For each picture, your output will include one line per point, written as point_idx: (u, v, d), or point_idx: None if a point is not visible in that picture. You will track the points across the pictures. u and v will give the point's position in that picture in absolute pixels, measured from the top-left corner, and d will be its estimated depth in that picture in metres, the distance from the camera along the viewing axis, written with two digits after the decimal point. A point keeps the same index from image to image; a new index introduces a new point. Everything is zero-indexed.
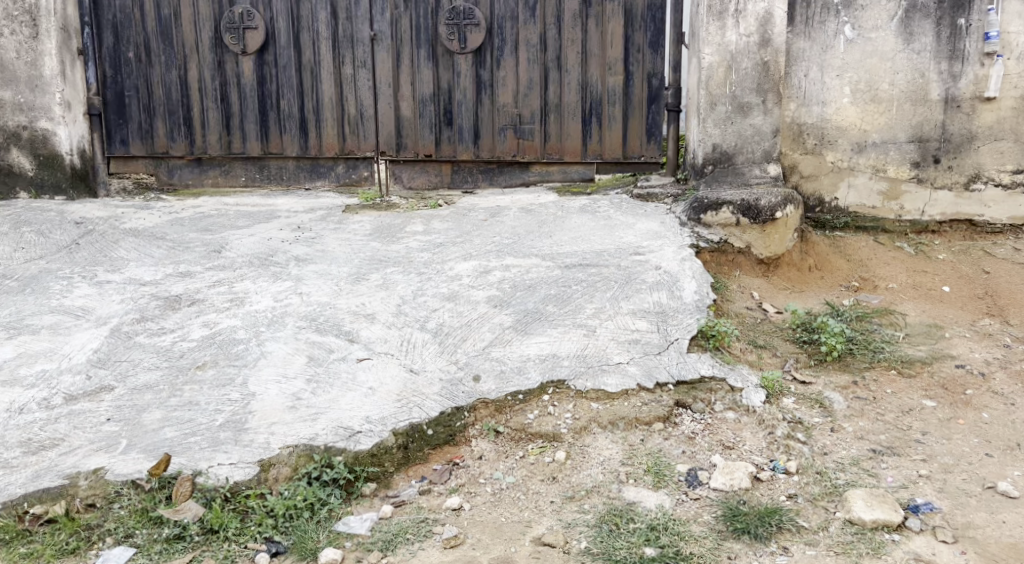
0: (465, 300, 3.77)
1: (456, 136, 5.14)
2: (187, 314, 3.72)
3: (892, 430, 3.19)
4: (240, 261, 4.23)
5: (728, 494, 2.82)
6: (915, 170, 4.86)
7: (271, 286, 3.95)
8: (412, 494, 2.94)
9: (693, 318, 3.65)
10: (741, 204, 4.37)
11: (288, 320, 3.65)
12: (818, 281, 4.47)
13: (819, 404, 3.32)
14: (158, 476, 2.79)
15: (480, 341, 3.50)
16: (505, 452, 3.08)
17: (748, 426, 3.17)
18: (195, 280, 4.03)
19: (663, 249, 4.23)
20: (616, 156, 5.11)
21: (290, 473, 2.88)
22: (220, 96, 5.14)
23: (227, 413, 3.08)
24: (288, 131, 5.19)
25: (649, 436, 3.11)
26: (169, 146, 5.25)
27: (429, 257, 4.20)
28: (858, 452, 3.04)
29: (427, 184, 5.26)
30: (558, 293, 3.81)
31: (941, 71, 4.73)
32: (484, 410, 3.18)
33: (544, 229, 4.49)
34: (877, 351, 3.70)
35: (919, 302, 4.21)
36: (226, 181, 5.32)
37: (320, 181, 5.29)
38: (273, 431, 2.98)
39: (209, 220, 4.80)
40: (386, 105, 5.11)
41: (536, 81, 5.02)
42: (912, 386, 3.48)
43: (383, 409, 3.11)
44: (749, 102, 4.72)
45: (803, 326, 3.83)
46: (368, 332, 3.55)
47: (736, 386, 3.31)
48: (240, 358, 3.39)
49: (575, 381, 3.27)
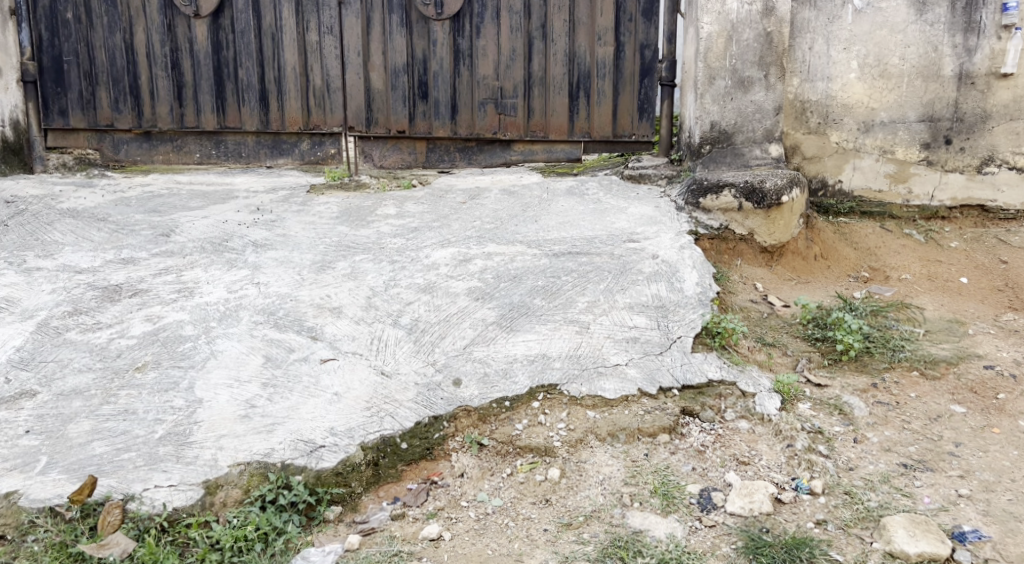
0: (444, 292, 3.37)
1: (432, 111, 4.72)
2: (127, 307, 3.28)
3: (922, 441, 2.85)
4: (190, 246, 3.80)
5: (747, 520, 2.46)
6: (925, 151, 4.53)
7: (225, 275, 3.53)
8: (383, 520, 2.55)
9: (696, 314, 3.30)
10: (743, 187, 4.01)
11: (243, 314, 3.23)
12: (825, 271, 4.12)
13: (838, 410, 2.99)
14: (80, 503, 2.38)
15: (460, 340, 3.11)
16: (489, 470, 2.70)
17: (763, 438, 2.80)
18: (138, 267, 3.59)
19: (659, 236, 3.86)
20: (605, 134, 4.74)
21: (240, 496, 2.49)
22: (171, 64, 4.67)
23: (167, 424, 2.66)
24: (246, 102, 4.73)
25: (653, 450, 2.74)
26: (114, 118, 4.77)
27: (403, 243, 3.79)
28: (887, 468, 2.69)
29: (400, 163, 4.84)
30: (546, 285, 3.42)
31: (955, 45, 4.39)
32: (466, 420, 2.80)
33: (529, 213, 4.10)
34: (897, 350, 3.35)
35: (936, 295, 3.87)
36: (179, 157, 4.87)
37: (282, 158, 4.86)
38: (222, 446, 2.58)
39: (158, 201, 4.35)
40: (355, 76, 4.67)
41: (519, 51, 4.61)
42: (937, 390, 3.15)
43: (351, 420, 2.72)
44: (750, 77, 4.36)
45: (815, 322, 3.50)
46: (334, 329, 3.15)
47: (748, 391, 2.96)
48: (186, 359, 2.96)
49: (569, 386, 2.90)
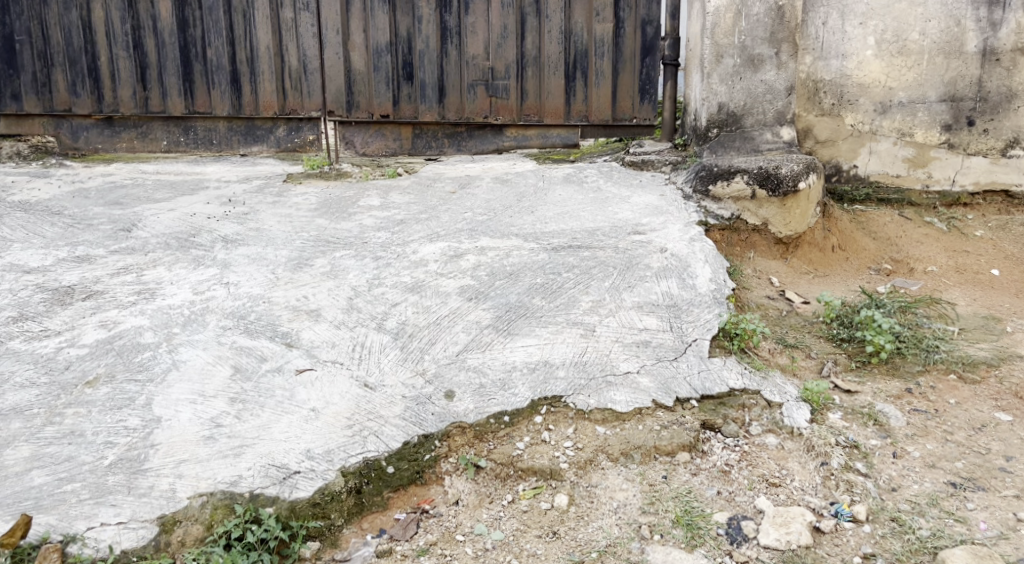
0: (434, 292, 3.05)
1: (418, 94, 4.38)
2: (79, 311, 2.94)
3: (969, 455, 2.55)
4: (153, 242, 3.45)
5: (784, 555, 2.18)
6: (946, 134, 4.23)
7: (190, 274, 3.19)
8: (367, 558, 2.24)
9: (712, 313, 3.00)
10: (757, 173, 3.72)
11: (210, 319, 2.90)
12: (844, 263, 3.82)
13: (873, 420, 2.68)
14: (11, 547, 2.08)
15: (452, 345, 2.79)
16: (487, 497, 2.40)
17: (794, 455, 2.50)
18: (94, 267, 3.24)
19: (667, 227, 3.55)
20: (604, 118, 4.42)
21: (202, 533, 2.17)
22: (133, 43, 4.32)
23: (119, 448, 2.34)
24: (216, 85, 4.39)
25: (672, 471, 2.44)
26: (72, 102, 4.42)
27: (389, 237, 3.46)
28: (934, 488, 2.40)
29: (384, 150, 4.51)
30: (546, 283, 3.10)
31: (979, 18, 4.09)
32: (460, 438, 2.48)
33: (524, 203, 3.77)
34: (931, 350, 3.05)
35: (967, 289, 3.58)
36: (145, 145, 4.52)
37: (257, 146, 4.52)
38: (181, 473, 2.27)
39: (120, 192, 4.00)
40: (333, 56, 4.31)
41: (511, 28, 4.27)
42: (979, 395, 2.85)
43: (330, 440, 2.40)
44: (760, 54, 4.03)
45: (840, 321, 3.20)
46: (311, 334, 2.82)
47: (774, 401, 2.66)
48: (145, 371, 2.63)
49: (575, 398, 2.59)
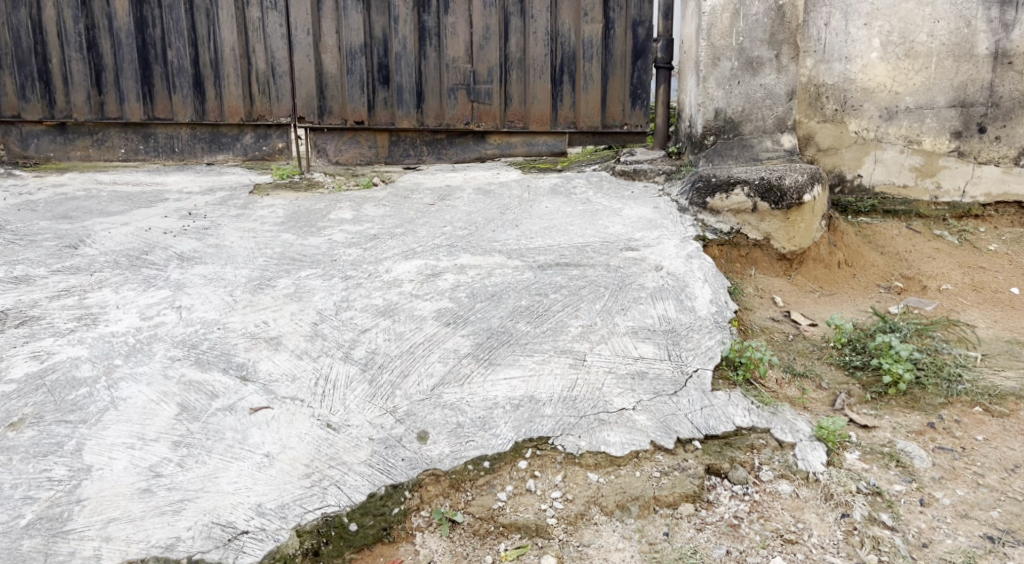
0: (408, 316, 2.75)
1: (395, 99, 4.09)
2: (10, 340, 2.63)
3: (1005, 502, 2.27)
4: (101, 261, 3.15)
5: None
6: (956, 141, 3.97)
7: (139, 297, 2.88)
8: None
9: (713, 340, 2.71)
10: (758, 184, 3.44)
11: (157, 348, 2.59)
12: (851, 281, 3.55)
13: (895, 461, 2.40)
14: None
15: (427, 378, 2.50)
16: (464, 558, 2.12)
17: (810, 505, 2.23)
18: (32, 288, 2.93)
19: (661, 243, 3.27)
20: (593, 124, 4.14)
21: None
22: (87, 43, 4.02)
23: (39, 505, 2.03)
24: (178, 90, 4.09)
25: (674, 526, 2.18)
26: (22, 108, 4.12)
27: (360, 254, 3.17)
28: (969, 544, 2.13)
29: (358, 158, 4.20)
30: (531, 306, 2.82)
31: (990, 19, 3.84)
32: (434, 487, 2.21)
33: (508, 216, 3.49)
34: (954, 378, 2.78)
35: (985, 310, 3.32)
36: (101, 153, 4.21)
37: (222, 154, 4.22)
38: (110, 535, 1.97)
39: (70, 205, 3.69)
40: (303, 58, 4.02)
41: (494, 29, 3.99)
42: (1009, 430, 2.58)
43: (285, 493, 2.11)
44: (759, 57, 3.76)
45: (852, 346, 2.92)
46: (270, 366, 2.52)
47: (786, 441, 2.37)
48: (78, 411, 2.32)
49: (564, 440, 2.31)
